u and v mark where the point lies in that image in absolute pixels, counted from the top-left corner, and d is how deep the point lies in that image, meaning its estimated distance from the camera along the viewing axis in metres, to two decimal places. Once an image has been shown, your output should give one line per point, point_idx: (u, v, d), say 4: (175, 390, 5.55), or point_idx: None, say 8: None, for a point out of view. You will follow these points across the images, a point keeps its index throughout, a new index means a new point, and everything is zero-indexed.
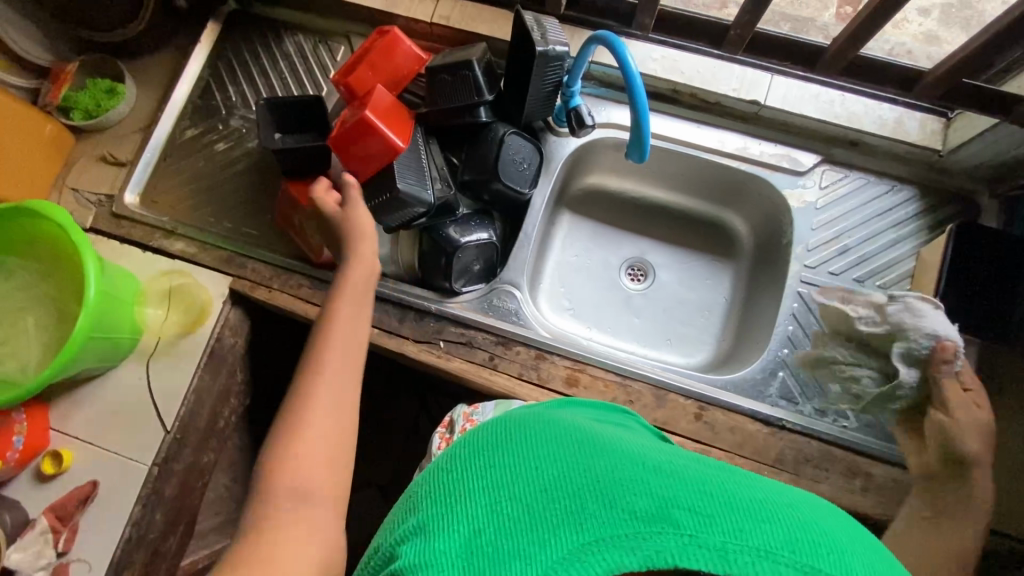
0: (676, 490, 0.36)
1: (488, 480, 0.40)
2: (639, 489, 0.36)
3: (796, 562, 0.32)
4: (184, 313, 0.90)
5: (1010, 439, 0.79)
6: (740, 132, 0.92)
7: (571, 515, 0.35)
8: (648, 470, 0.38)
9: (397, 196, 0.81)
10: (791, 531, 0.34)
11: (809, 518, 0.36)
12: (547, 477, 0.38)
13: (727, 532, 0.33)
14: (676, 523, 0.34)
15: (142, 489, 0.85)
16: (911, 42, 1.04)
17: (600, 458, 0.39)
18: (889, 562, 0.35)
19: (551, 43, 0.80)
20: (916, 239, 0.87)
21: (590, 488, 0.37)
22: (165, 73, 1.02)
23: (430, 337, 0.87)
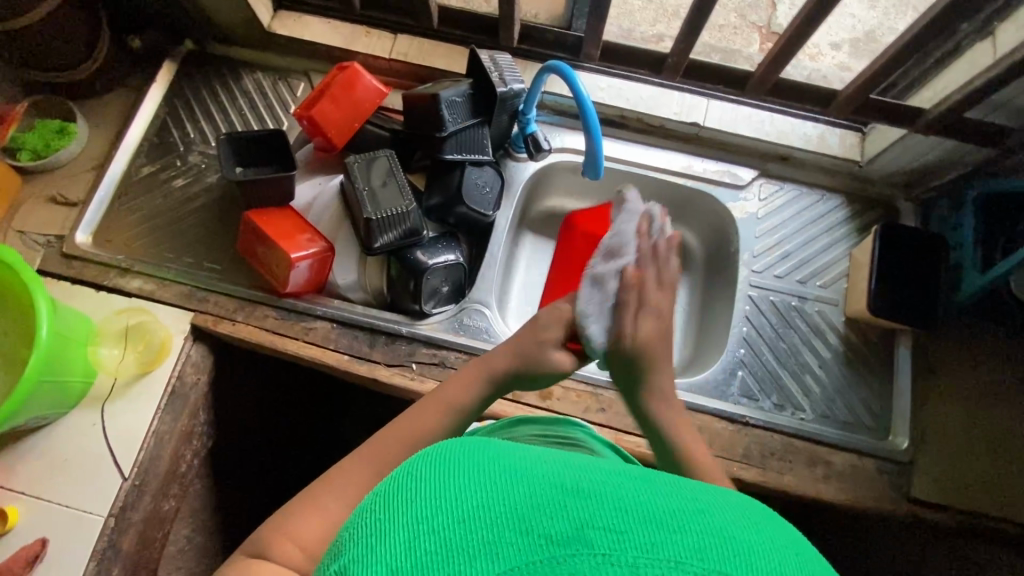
0: (593, 507, 0.32)
1: (409, 512, 0.33)
2: (555, 511, 0.31)
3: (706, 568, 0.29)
4: (142, 351, 0.87)
5: (946, 420, 0.85)
6: (685, 153, 1.00)
7: (487, 547, 0.30)
8: (565, 486, 0.33)
9: (401, 215, 0.85)
10: (708, 537, 0.31)
11: (727, 523, 0.32)
12: (464, 506, 0.32)
13: (638, 545, 0.30)
14: (590, 542, 0.30)
15: (97, 544, 0.80)
16: (841, 63, 1.19)
17: (515, 478, 0.33)
18: (800, 558, 0.33)
19: (509, 83, 0.86)
20: (848, 241, 0.96)
21: (506, 517, 0.31)
22: (118, 112, 1.01)
23: (402, 360, 0.88)
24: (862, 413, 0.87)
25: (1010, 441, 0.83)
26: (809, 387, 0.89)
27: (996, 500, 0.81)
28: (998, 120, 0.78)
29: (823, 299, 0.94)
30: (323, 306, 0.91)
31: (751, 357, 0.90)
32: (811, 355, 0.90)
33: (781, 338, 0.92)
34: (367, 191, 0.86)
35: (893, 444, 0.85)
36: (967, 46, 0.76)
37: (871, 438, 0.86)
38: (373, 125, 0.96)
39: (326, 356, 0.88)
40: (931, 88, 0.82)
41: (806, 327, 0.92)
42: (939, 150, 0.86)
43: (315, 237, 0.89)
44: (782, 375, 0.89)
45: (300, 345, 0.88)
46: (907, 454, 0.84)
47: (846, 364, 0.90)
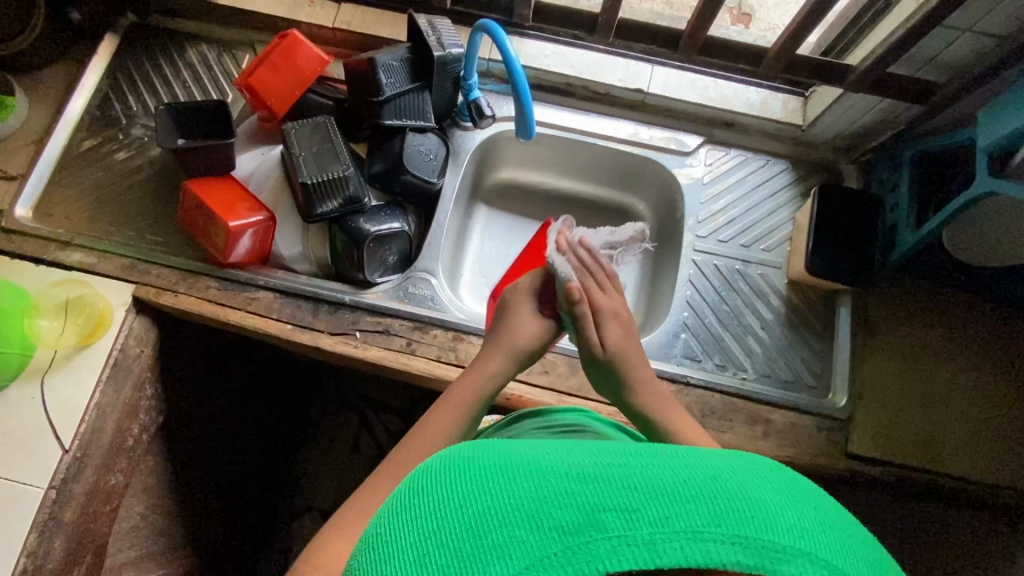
0: (601, 487, 0.32)
1: (417, 528, 0.34)
2: (564, 499, 0.31)
3: (723, 532, 0.30)
4: (81, 324, 0.86)
5: (885, 378, 0.86)
6: (631, 120, 1.00)
7: (499, 549, 0.30)
8: (570, 473, 0.33)
9: (339, 180, 0.85)
10: (717, 502, 0.31)
11: (738, 485, 0.32)
12: (470, 512, 0.32)
13: (652, 522, 0.30)
14: (604, 526, 0.30)
15: (37, 516, 0.80)
16: None
17: (517, 473, 0.33)
18: (820, 511, 0.33)
19: (448, 47, 0.86)
20: (792, 205, 0.97)
21: (514, 515, 0.31)
22: (58, 84, 0.99)
23: (346, 329, 0.88)
24: (803, 372, 0.88)
25: (946, 396, 0.85)
26: (751, 348, 0.90)
27: (931, 453, 0.82)
28: (927, 77, 0.79)
29: (767, 262, 0.95)
30: (266, 276, 0.90)
31: (695, 320, 0.91)
32: (753, 317, 0.91)
33: (725, 301, 0.92)
34: (304, 156, 0.86)
35: (832, 401, 0.86)
36: (895, 3, 0.77)
37: (811, 396, 0.87)
38: (316, 93, 0.95)
39: (269, 325, 0.87)
40: (864, 46, 0.82)
41: (749, 290, 0.93)
42: (874, 110, 0.87)
43: (256, 207, 0.89)
44: (723, 336, 0.90)
45: (242, 315, 0.88)
46: (845, 410, 0.85)
47: (788, 324, 0.91)
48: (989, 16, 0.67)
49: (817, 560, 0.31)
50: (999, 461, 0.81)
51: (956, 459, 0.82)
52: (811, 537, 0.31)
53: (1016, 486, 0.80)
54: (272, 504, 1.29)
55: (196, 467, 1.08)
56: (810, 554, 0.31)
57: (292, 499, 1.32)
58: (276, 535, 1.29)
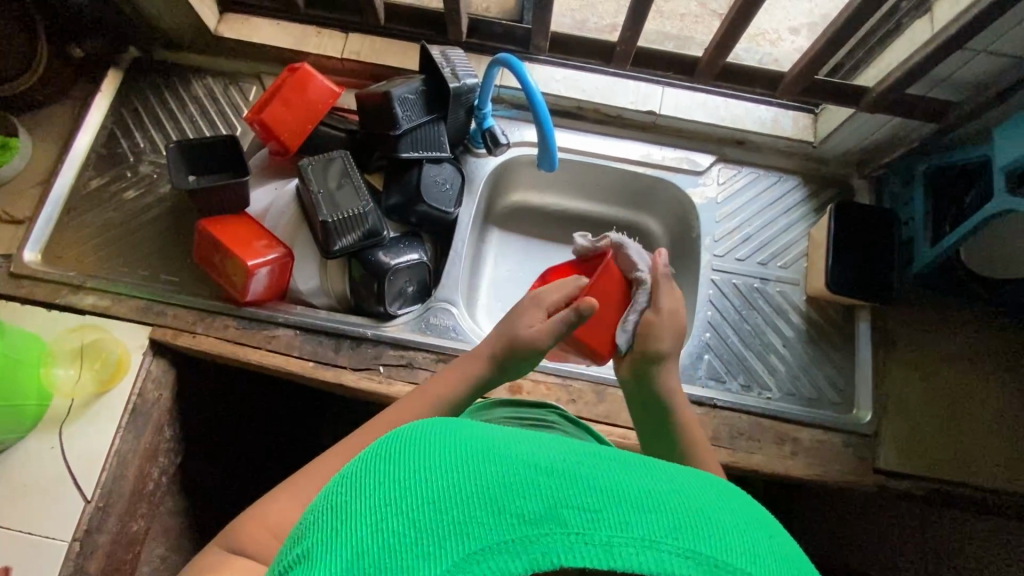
0: (567, 485, 0.31)
1: (373, 494, 0.32)
2: (530, 490, 0.31)
3: (679, 545, 0.30)
4: (98, 370, 0.84)
5: (909, 392, 0.87)
6: (644, 141, 1.00)
7: (458, 528, 0.29)
8: (539, 465, 0.32)
9: (360, 217, 0.85)
10: (676, 515, 0.31)
11: (698, 502, 0.32)
12: (432, 487, 0.31)
13: (612, 525, 0.30)
14: (564, 523, 0.30)
15: (61, 570, 0.78)
16: (798, 48, 1.21)
17: (486, 456, 0.32)
18: (771, 537, 0.33)
19: (462, 78, 0.86)
20: (806, 221, 0.98)
21: (477, 498, 0.30)
22: (61, 123, 0.98)
23: (369, 364, 0.87)
24: (827, 388, 0.89)
25: (969, 407, 0.86)
26: (774, 366, 0.90)
27: (957, 466, 0.83)
28: (941, 95, 0.80)
29: (785, 279, 0.95)
30: (285, 312, 0.89)
31: (717, 341, 0.91)
32: (773, 334, 0.92)
33: (745, 320, 0.93)
34: (322, 193, 0.85)
35: (857, 417, 0.86)
36: (907, 24, 0.77)
37: (836, 413, 0.87)
38: (328, 126, 0.94)
39: (290, 363, 0.86)
40: (876, 66, 0.83)
41: (769, 307, 0.93)
42: (886, 127, 0.88)
43: (272, 244, 0.88)
44: (746, 355, 0.91)
45: (263, 354, 0.87)
46: (871, 426, 0.85)
47: (809, 342, 0.91)
48: (1004, 38, 0.68)
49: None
50: None
51: (984, 471, 0.82)
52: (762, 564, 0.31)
53: None
54: None
55: (215, 505, 1.06)
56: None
57: None
58: None
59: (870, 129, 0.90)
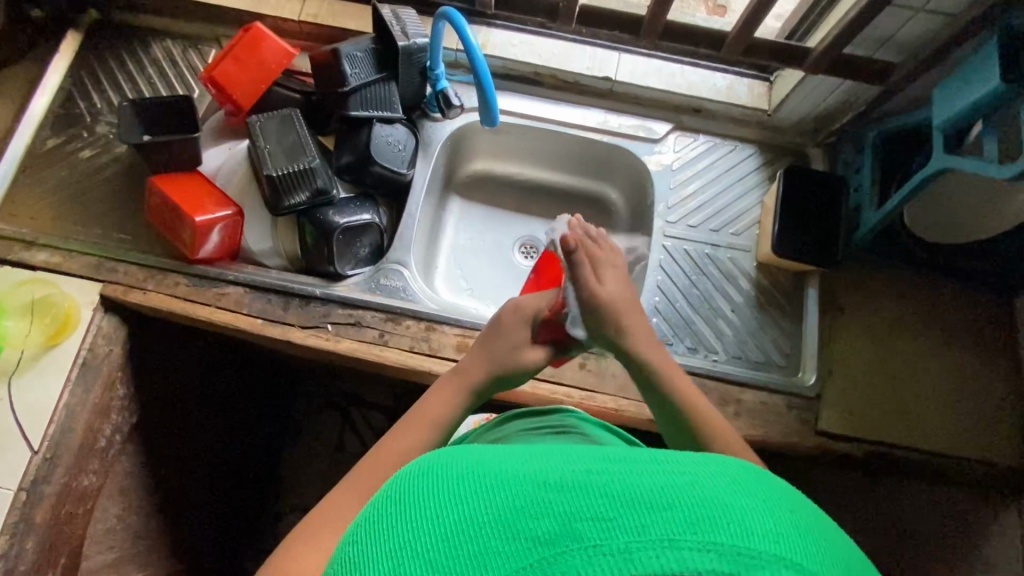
0: (577, 497, 0.30)
1: (390, 539, 0.33)
2: (540, 510, 0.30)
3: (701, 540, 0.28)
4: (48, 324, 0.85)
5: (855, 356, 0.87)
6: (600, 108, 1.00)
7: (474, 560, 0.29)
8: (547, 480, 0.32)
9: (308, 170, 0.85)
10: (697, 508, 0.29)
11: (721, 493, 0.30)
12: (445, 523, 0.32)
13: (628, 531, 0.28)
14: (579, 536, 0.29)
15: (7, 518, 0.79)
16: None
17: (494, 484, 0.32)
18: (803, 516, 0.31)
19: (412, 37, 0.86)
20: (760, 189, 0.98)
21: (490, 525, 0.30)
22: (18, 82, 0.98)
23: (317, 322, 0.87)
24: (773, 353, 0.89)
25: (913, 371, 0.86)
26: (722, 330, 0.91)
27: (901, 429, 0.84)
28: (885, 57, 0.81)
29: (736, 246, 0.96)
30: (235, 271, 0.90)
31: (667, 305, 0.92)
32: (723, 299, 0.92)
33: (695, 285, 0.93)
34: (270, 149, 0.85)
35: (801, 380, 0.87)
36: None
37: (780, 376, 0.88)
38: (282, 87, 0.95)
39: (238, 320, 0.87)
40: (823, 28, 0.83)
41: (719, 273, 0.94)
42: (836, 92, 0.88)
43: (223, 202, 0.88)
44: (694, 320, 0.91)
45: (211, 311, 0.87)
46: (814, 388, 0.86)
47: (758, 307, 0.92)
48: None
49: (795, 567, 0.28)
50: (965, 434, 0.83)
51: (923, 433, 0.83)
52: (793, 546, 0.29)
53: (983, 457, 0.82)
54: (256, 502, 1.28)
55: (175, 467, 1.07)
56: (791, 564, 0.28)
57: (277, 498, 1.31)
58: (261, 534, 1.28)
59: (820, 95, 0.90)
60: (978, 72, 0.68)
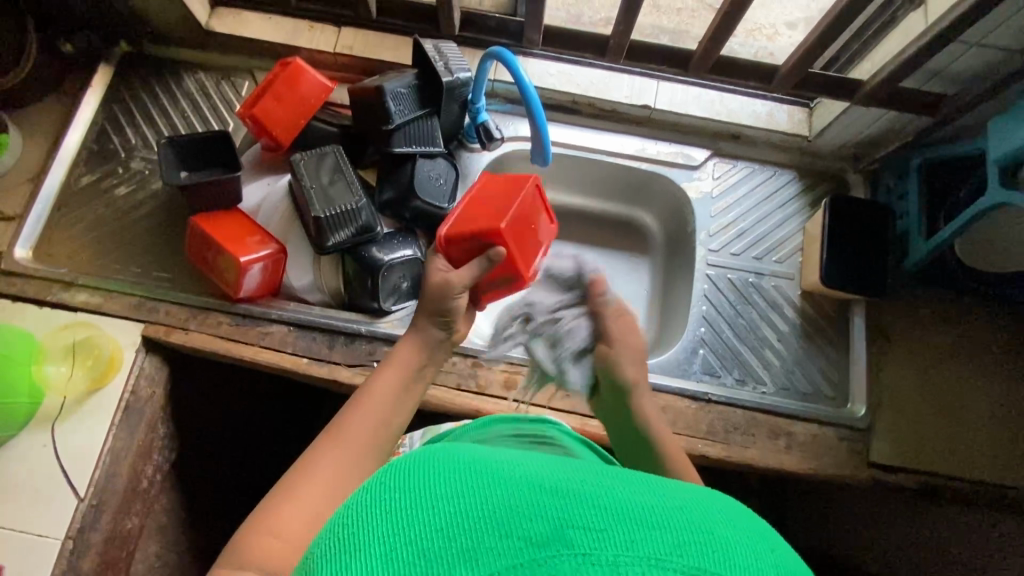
0: (573, 508, 0.31)
1: (382, 522, 0.32)
2: (534, 513, 0.31)
3: (684, 561, 0.28)
4: (90, 367, 0.83)
5: (904, 386, 0.87)
6: (639, 136, 1.00)
7: (466, 554, 0.29)
8: (543, 486, 0.33)
9: (357, 210, 0.84)
10: (684, 531, 0.30)
11: (709, 521, 0.31)
12: (440, 513, 0.32)
13: (617, 544, 0.29)
14: (570, 542, 0.29)
15: (55, 568, 0.77)
16: (794, 42, 1.20)
17: (491, 483, 0.33)
18: (782, 556, 0.32)
19: (455, 72, 0.85)
20: (801, 215, 0.97)
21: (484, 522, 0.31)
22: (51, 118, 0.96)
23: (363, 360, 0.87)
24: (821, 383, 0.89)
25: (963, 401, 0.86)
26: (769, 360, 0.90)
27: (952, 460, 0.83)
28: (935, 89, 0.80)
29: (779, 274, 0.95)
30: (279, 309, 0.89)
31: (712, 335, 0.91)
32: (769, 329, 0.92)
33: (740, 314, 0.93)
34: (314, 188, 0.84)
35: (851, 411, 0.87)
36: (903, 16, 0.77)
37: (831, 407, 0.87)
38: (320, 121, 0.94)
39: (284, 360, 0.86)
40: (870, 60, 0.83)
41: (764, 302, 0.93)
42: (881, 121, 0.88)
43: (265, 239, 0.87)
44: (741, 350, 0.91)
45: (256, 351, 0.86)
46: (865, 420, 0.85)
47: (804, 336, 0.91)
48: (1000, 30, 0.67)
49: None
50: (1018, 464, 0.82)
51: (971, 463, 0.83)
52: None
53: None
54: None
55: (211, 502, 1.06)
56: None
57: None
58: None
59: (864, 124, 0.90)
60: None
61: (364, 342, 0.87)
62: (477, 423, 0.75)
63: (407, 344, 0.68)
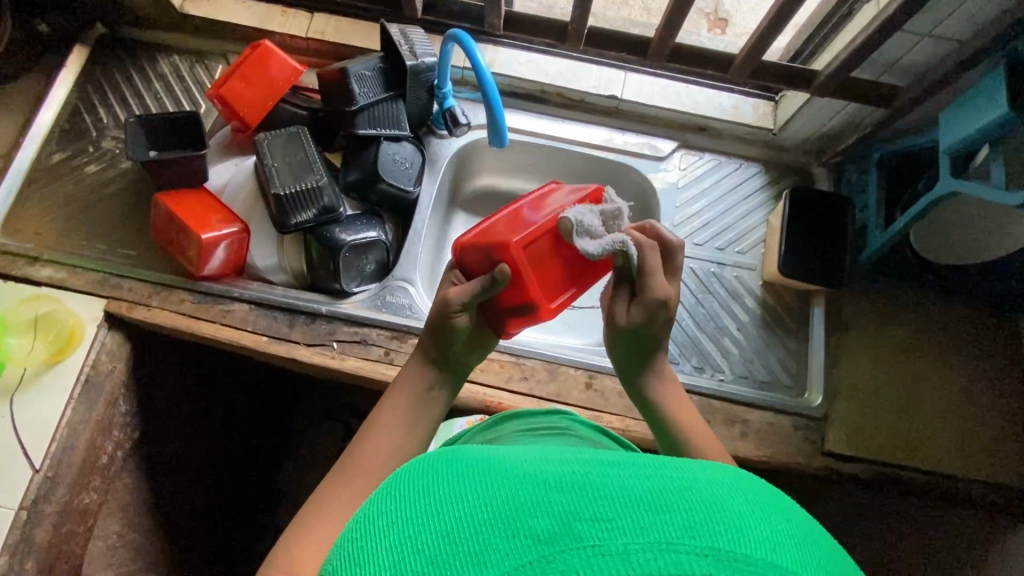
0: (577, 499, 0.30)
1: (389, 534, 0.32)
2: (539, 509, 0.30)
3: (697, 542, 0.28)
4: (51, 340, 0.84)
5: (860, 376, 0.87)
6: (606, 126, 1.01)
7: (473, 559, 0.29)
8: (550, 480, 0.31)
9: (320, 188, 0.85)
10: (692, 510, 0.29)
11: (720, 496, 0.30)
12: (445, 520, 0.31)
13: (625, 531, 0.28)
14: (578, 536, 0.28)
15: (7, 538, 0.78)
16: None
17: (496, 484, 0.32)
18: (798, 525, 0.31)
19: (420, 56, 0.87)
20: (765, 207, 0.98)
21: (490, 524, 0.30)
22: (25, 97, 0.98)
23: (323, 339, 0.87)
24: (779, 372, 0.89)
25: (920, 392, 0.86)
26: (728, 349, 0.91)
27: (908, 451, 0.83)
28: (891, 80, 0.81)
29: (742, 264, 0.96)
30: (241, 288, 0.89)
31: (672, 324, 0.92)
32: (729, 319, 0.92)
33: (701, 303, 0.93)
34: (277, 167, 0.85)
35: (807, 401, 0.87)
36: (858, 7, 0.78)
37: (788, 396, 0.88)
38: (289, 104, 0.95)
39: (244, 338, 0.86)
40: (829, 51, 0.84)
41: (725, 292, 0.94)
42: (840, 114, 0.89)
43: (229, 219, 0.88)
44: (701, 338, 0.91)
45: (216, 329, 0.87)
46: (821, 409, 0.86)
47: (764, 326, 0.92)
48: (945, 21, 0.68)
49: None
50: (972, 456, 0.83)
51: (927, 452, 0.83)
52: (788, 553, 0.29)
53: (989, 478, 0.81)
54: (256, 518, 1.27)
55: (175, 482, 1.06)
56: (789, 572, 0.28)
57: (276, 512, 1.30)
58: (262, 549, 1.27)
59: (825, 117, 0.91)
60: (984, 99, 0.68)
61: (324, 322, 0.88)
62: (494, 419, 0.77)
63: (413, 365, 0.70)
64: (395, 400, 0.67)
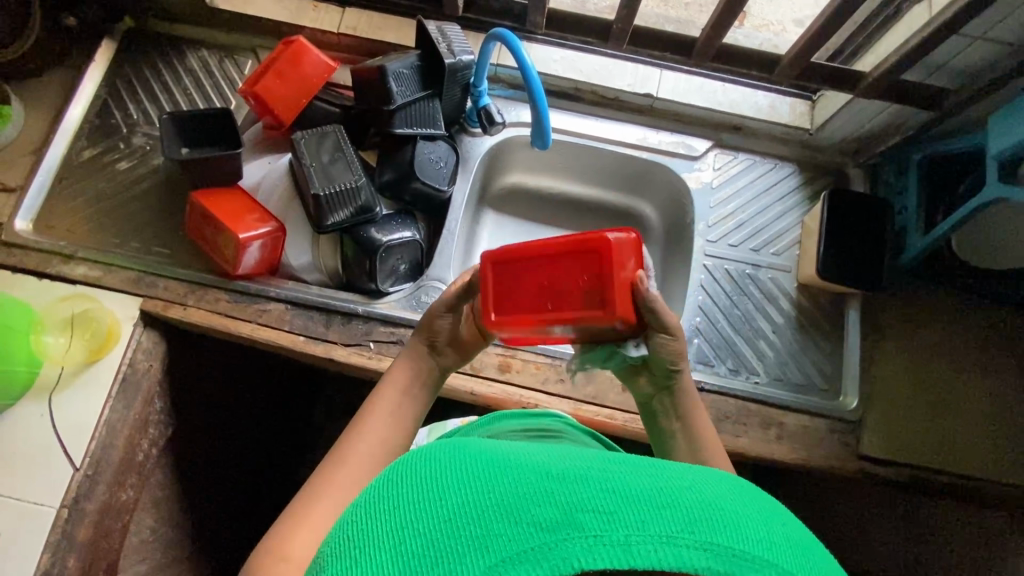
0: (580, 490, 0.31)
1: (391, 520, 0.33)
2: (541, 497, 0.31)
3: (696, 538, 0.29)
4: (88, 339, 0.84)
5: (896, 380, 0.87)
6: (640, 125, 1.00)
7: (478, 541, 0.30)
8: (551, 472, 0.33)
9: (360, 190, 0.85)
10: (693, 508, 0.30)
11: (719, 499, 0.32)
12: (449, 505, 0.32)
13: (627, 523, 0.29)
14: (580, 526, 0.30)
15: (50, 536, 0.78)
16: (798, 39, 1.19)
17: (496, 473, 0.33)
18: (788, 529, 0.32)
19: (458, 54, 0.85)
20: (800, 208, 0.98)
21: (493, 509, 0.31)
22: (54, 92, 0.96)
23: (360, 340, 0.87)
24: (814, 375, 0.89)
25: (956, 396, 0.86)
26: (763, 351, 0.90)
27: (944, 456, 0.83)
28: (937, 83, 0.80)
29: (777, 266, 0.95)
30: (277, 287, 0.89)
31: (707, 326, 0.92)
32: (764, 321, 0.92)
33: (736, 305, 0.93)
34: (314, 166, 0.84)
35: (843, 404, 0.87)
36: (907, 8, 0.77)
37: (823, 399, 0.88)
38: (322, 101, 0.94)
39: (280, 338, 0.86)
40: (874, 51, 0.82)
41: (760, 293, 0.94)
42: (882, 116, 0.88)
43: (265, 217, 0.87)
44: (735, 341, 0.91)
45: (253, 328, 0.87)
46: (856, 412, 0.86)
47: (799, 328, 0.92)
48: (1000, 26, 0.68)
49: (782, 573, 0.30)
50: (1008, 461, 0.83)
51: (962, 456, 0.83)
52: (780, 557, 0.30)
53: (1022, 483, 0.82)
54: None
55: (205, 477, 1.06)
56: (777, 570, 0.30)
57: None
58: None
59: (865, 118, 0.90)
60: None
61: (360, 321, 0.88)
62: (483, 417, 0.77)
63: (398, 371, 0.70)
64: (375, 404, 0.66)
